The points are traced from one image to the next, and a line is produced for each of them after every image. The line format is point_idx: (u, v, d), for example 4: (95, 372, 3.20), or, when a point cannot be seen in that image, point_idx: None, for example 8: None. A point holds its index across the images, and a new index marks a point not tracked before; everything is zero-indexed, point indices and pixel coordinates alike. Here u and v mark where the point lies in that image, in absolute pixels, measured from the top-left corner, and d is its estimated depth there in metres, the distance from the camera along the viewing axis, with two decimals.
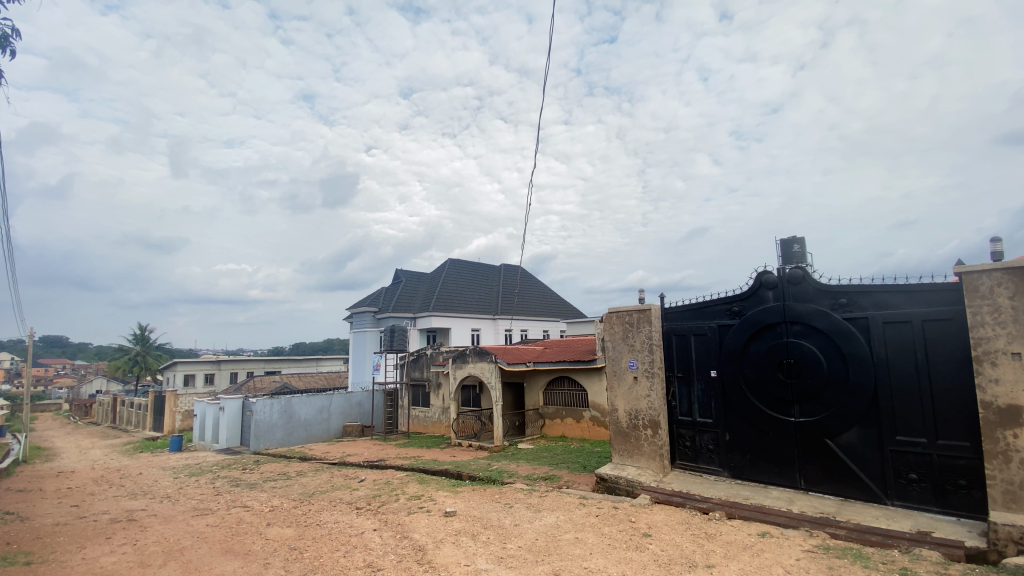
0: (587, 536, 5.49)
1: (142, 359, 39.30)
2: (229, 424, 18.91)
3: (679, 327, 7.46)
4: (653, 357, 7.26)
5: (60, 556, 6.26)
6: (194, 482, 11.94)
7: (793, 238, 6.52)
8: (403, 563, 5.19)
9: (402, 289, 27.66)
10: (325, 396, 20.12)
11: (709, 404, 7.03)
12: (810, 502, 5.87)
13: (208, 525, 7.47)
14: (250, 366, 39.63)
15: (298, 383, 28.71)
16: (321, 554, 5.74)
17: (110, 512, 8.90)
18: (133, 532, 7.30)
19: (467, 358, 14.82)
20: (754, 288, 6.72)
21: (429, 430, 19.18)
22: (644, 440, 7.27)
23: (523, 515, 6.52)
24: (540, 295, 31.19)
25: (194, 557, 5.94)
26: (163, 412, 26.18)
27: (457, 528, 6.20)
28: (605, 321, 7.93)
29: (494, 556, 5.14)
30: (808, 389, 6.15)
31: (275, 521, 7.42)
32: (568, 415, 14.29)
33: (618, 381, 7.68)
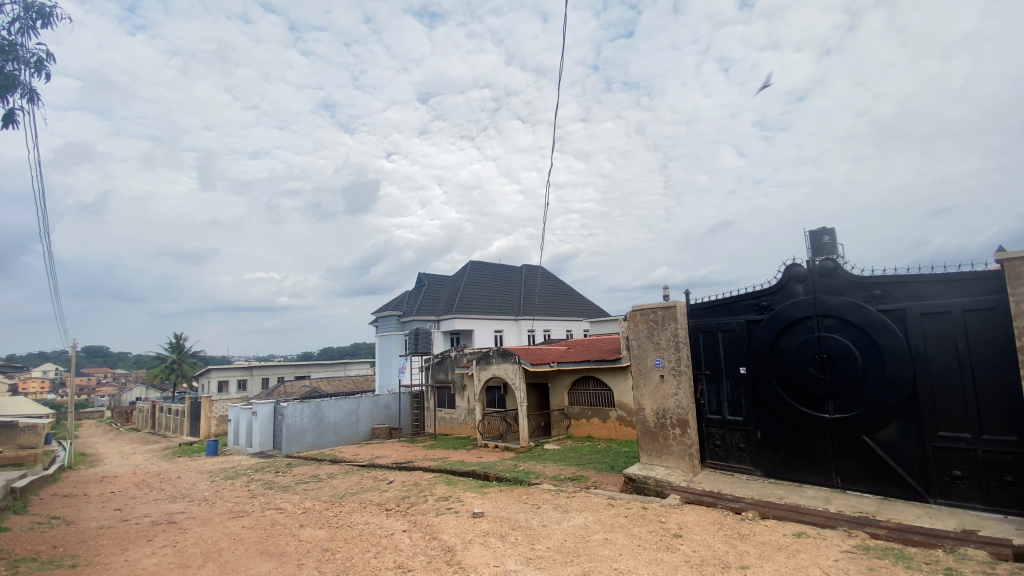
0: (617, 537, 5.43)
1: (178, 367, 40.68)
2: (262, 428, 19.40)
3: (705, 323, 7.31)
4: (679, 355, 7.16)
5: (104, 558, 6.52)
6: (230, 485, 12.29)
7: (823, 229, 6.33)
8: (433, 564, 5.23)
9: (424, 292, 27.92)
10: (353, 399, 20.47)
11: (739, 401, 6.87)
12: (848, 501, 5.68)
13: (243, 527, 7.67)
14: (281, 371, 40.72)
15: (327, 387, 29.29)
16: (353, 555, 5.83)
17: (151, 515, 9.24)
18: (173, 534, 7.56)
19: (490, 359, 14.85)
20: (783, 282, 6.55)
21: (455, 431, 19.31)
22: (673, 439, 7.18)
23: (551, 516, 6.49)
24: (562, 294, 31.08)
25: (231, 558, 6.11)
26: (199, 418, 27.06)
27: (485, 529, 6.21)
28: (629, 319, 7.86)
29: (523, 557, 5.14)
30: (842, 384, 5.95)
31: (307, 523, 7.57)
32: (594, 415, 14.19)
33: (644, 380, 7.60)
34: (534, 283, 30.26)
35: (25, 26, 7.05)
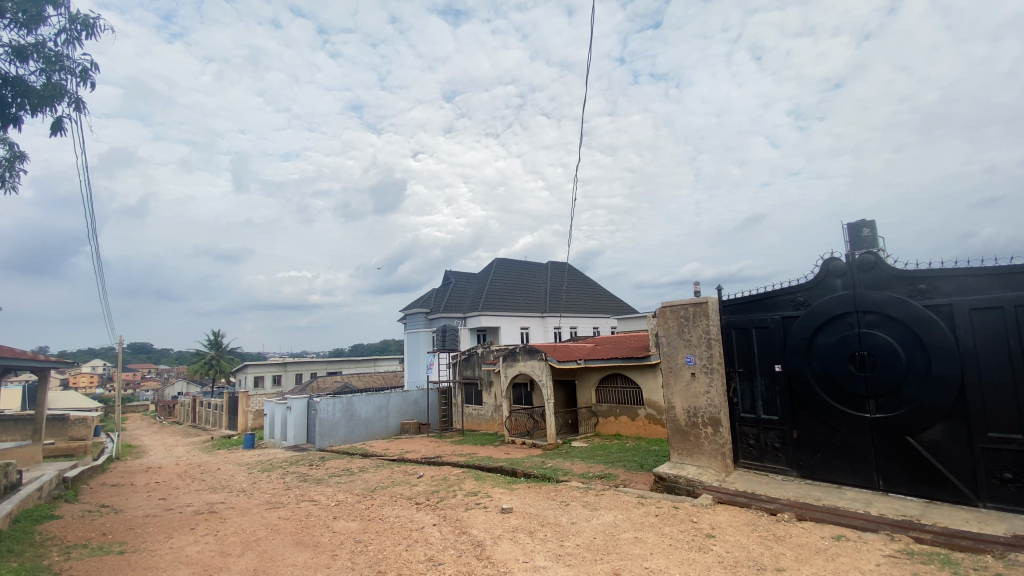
0: (647, 536, 5.37)
1: (217, 363, 42.22)
2: (296, 422, 19.97)
3: (739, 319, 7.12)
4: (712, 352, 7.02)
5: (150, 545, 6.83)
6: (266, 477, 12.72)
7: (862, 222, 6.05)
8: (463, 558, 5.28)
9: (451, 289, 28.14)
10: (383, 395, 20.83)
11: (774, 400, 6.68)
12: (890, 503, 5.46)
13: (280, 518, 7.91)
14: (313, 367, 41.82)
15: (357, 382, 29.95)
16: (384, 547, 5.94)
17: (193, 505, 9.63)
18: (214, 523, 7.86)
19: (517, 356, 14.86)
20: (821, 276, 6.33)
21: (482, 427, 19.43)
22: (705, 438, 7.05)
23: (580, 513, 6.46)
24: (588, 291, 30.82)
25: (269, 548, 6.32)
26: (236, 412, 28.06)
27: (515, 525, 6.22)
28: (659, 316, 7.75)
29: (552, 554, 5.13)
30: (884, 383, 5.71)
31: (341, 515, 7.76)
32: (622, 413, 14.07)
33: (675, 378, 7.48)
34: (560, 279, 30.12)
35: (69, 37, 7.48)
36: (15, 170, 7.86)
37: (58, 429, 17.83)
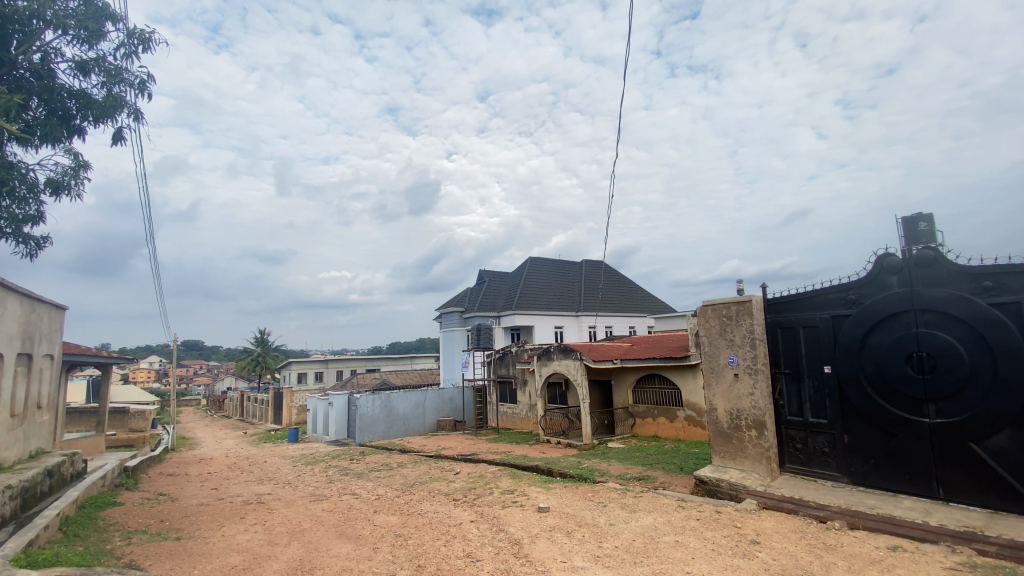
0: (688, 540, 5.25)
1: (263, 360, 43.95)
2: (337, 417, 20.60)
3: (785, 319, 6.85)
4: (756, 353, 6.80)
5: (204, 533, 7.18)
6: (310, 470, 13.17)
7: (919, 215, 5.71)
8: (500, 555, 5.31)
9: (485, 289, 28.28)
10: (420, 392, 21.18)
11: (823, 403, 6.40)
12: (951, 514, 5.14)
13: (323, 510, 8.18)
14: (353, 364, 42.98)
15: (395, 380, 30.61)
16: (424, 542, 6.03)
17: (243, 495, 10.08)
18: (262, 513, 8.21)
19: (552, 355, 14.80)
20: (874, 273, 6.02)
21: (517, 426, 19.45)
22: (749, 441, 6.83)
23: (618, 515, 6.38)
24: (624, 290, 30.36)
25: (314, 539, 6.54)
26: (281, 407, 29.19)
27: (552, 525, 6.20)
28: (700, 316, 7.57)
29: (591, 555, 5.09)
30: (945, 386, 5.37)
31: (381, 509, 7.94)
32: (660, 415, 13.82)
33: (716, 379, 7.29)
34: (595, 278, 29.81)
35: (128, 51, 8.11)
36: (79, 178, 8.46)
37: (119, 421, 19.03)
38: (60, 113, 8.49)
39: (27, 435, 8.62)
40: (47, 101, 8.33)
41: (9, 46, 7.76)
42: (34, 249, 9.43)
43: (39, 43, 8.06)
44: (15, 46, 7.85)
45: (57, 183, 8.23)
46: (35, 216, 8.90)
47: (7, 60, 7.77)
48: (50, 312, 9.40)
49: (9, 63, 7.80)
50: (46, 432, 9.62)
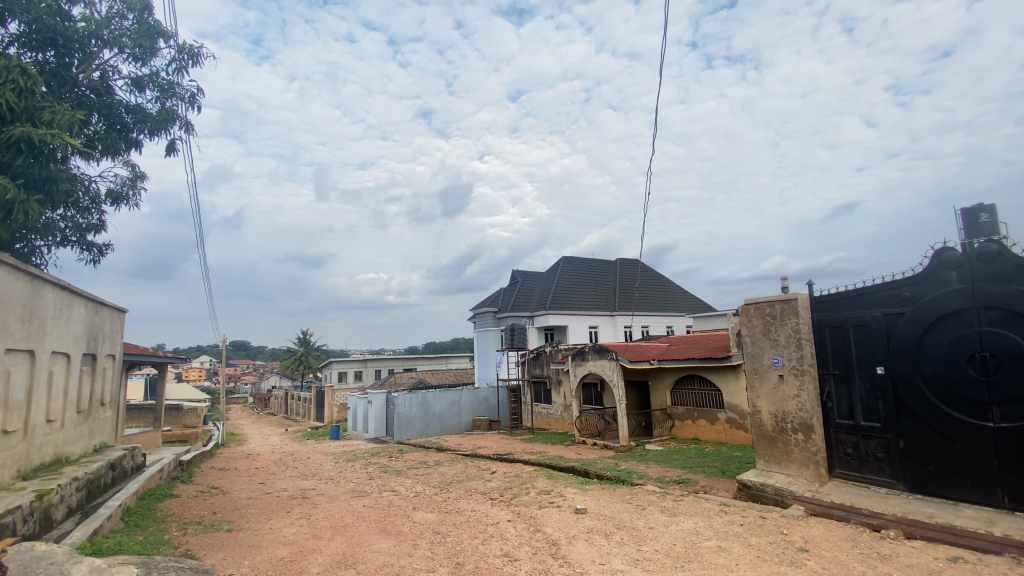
0: (732, 545, 5.11)
1: (306, 359, 45.51)
2: (376, 416, 21.11)
3: (834, 318, 6.56)
4: (802, 353, 6.55)
5: (253, 525, 7.50)
6: (351, 467, 13.57)
7: (979, 206, 5.36)
8: (538, 555, 5.30)
9: (518, 288, 28.29)
10: (455, 392, 21.43)
11: (876, 406, 6.09)
12: (1018, 523, 4.79)
13: (365, 506, 8.39)
14: (391, 364, 43.94)
15: (431, 379, 31.07)
16: (462, 539, 6.11)
17: (289, 490, 10.48)
18: (307, 508, 8.50)
19: (587, 355, 14.67)
20: (931, 269, 5.68)
21: (552, 426, 19.37)
22: (795, 445, 6.57)
23: (658, 518, 6.27)
24: (661, 289, 29.75)
25: (356, 534, 6.72)
26: (323, 405, 30.13)
27: (589, 527, 6.15)
28: (742, 315, 7.36)
29: (630, 558, 5.02)
30: (1011, 388, 5.01)
31: (420, 506, 8.09)
32: (700, 416, 13.49)
33: (760, 380, 7.06)
34: (630, 276, 29.33)
35: (179, 66, 8.58)
36: (136, 189, 9.00)
37: (174, 417, 20.11)
38: (118, 127, 9.07)
39: (92, 430, 9.22)
40: (106, 117, 8.90)
41: (71, 66, 8.33)
42: (97, 256, 10.09)
43: (98, 62, 8.63)
44: (76, 64, 8.41)
45: (117, 194, 8.78)
46: (97, 225, 9.53)
47: (70, 79, 8.35)
48: (112, 314, 10.02)
49: (71, 81, 8.39)
50: (108, 427, 10.26)
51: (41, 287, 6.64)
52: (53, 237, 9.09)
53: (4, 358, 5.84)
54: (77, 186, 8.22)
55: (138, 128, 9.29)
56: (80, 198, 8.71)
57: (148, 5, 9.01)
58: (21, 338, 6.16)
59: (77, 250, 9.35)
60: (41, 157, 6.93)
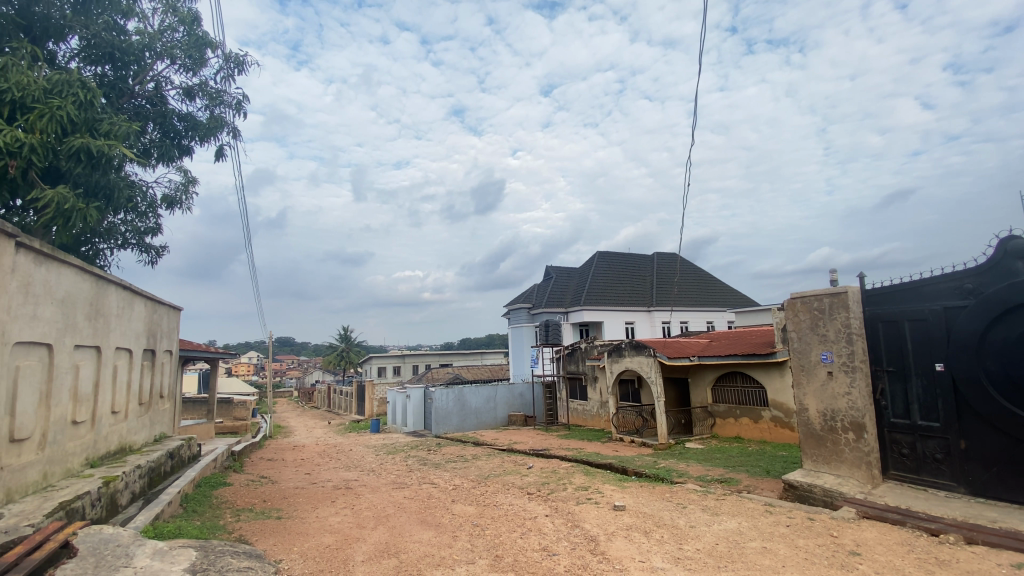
0: (778, 547, 4.95)
1: (347, 354, 46.92)
2: (414, 410, 21.57)
3: (888, 311, 6.23)
4: (853, 349, 6.27)
5: (300, 513, 7.83)
6: (391, 459, 13.93)
7: None
8: (577, 551, 5.30)
9: (553, 284, 28.19)
10: (491, 387, 21.61)
11: (934, 404, 5.76)
12: None
13: (405, 497, 8.62)
14: (428, 359, 44.83)
15: (467, 374, 31.46)
16: (500, 533, 6.18)
17: (333, 480, 10.89)
18: (350, 498, 8.80)
19: (623, 351, 14.50)
20: (995, 259, 5.32)
21: (588, 423, 19.26)
22: (846, 444, 6.31)
23: (699, 517, 6.15)
24: (700, 283, 29.02)
25: (397, 524, 6.91)
26: (364, 399, 31.03)
27: (628, 524, 6.10)
28: (787, 309, 7.11)
29: (671, 556, 4.96)
30: None
31: (459, 499, 8.23)
32: (742, 415, 13.12)
33: (807, 377, 6.81)
34: (668, 271, 28.74)
35: (226, 74, 8.97)
36: (189, 193, 9.50)
37: (225, 409, 21.17)
38: (172, 134, 9.60)
39: (153, 421, 9.84)
40: (161, 125, 9.42)
41: (128, 78, 8.86)
42: (155, 257, 10.71)
43: (152, 73, 9.13)
44: (133, 76, 8.94)
45: (172, 199, 9.29)
46: (154, 228, 10.12)
47: (127, 90, 8.87)
48: (169, 313, 10.63)
49: (128, 92, 8.91)
50: (167, 418, 10.90)
51: (105, 287, 7.12)
52: (115, 240, 9.71)
53: (74, 354, 6.29)
54: (136, 191, 8.73)
55: (190, 135, 9.80)
56: (139, 203, 9.28)
57: (197, 17, 9.45)
58: (89, 335, 6.63)
59: (137, 253, 9.97)
60: (102, 166, 7.37)
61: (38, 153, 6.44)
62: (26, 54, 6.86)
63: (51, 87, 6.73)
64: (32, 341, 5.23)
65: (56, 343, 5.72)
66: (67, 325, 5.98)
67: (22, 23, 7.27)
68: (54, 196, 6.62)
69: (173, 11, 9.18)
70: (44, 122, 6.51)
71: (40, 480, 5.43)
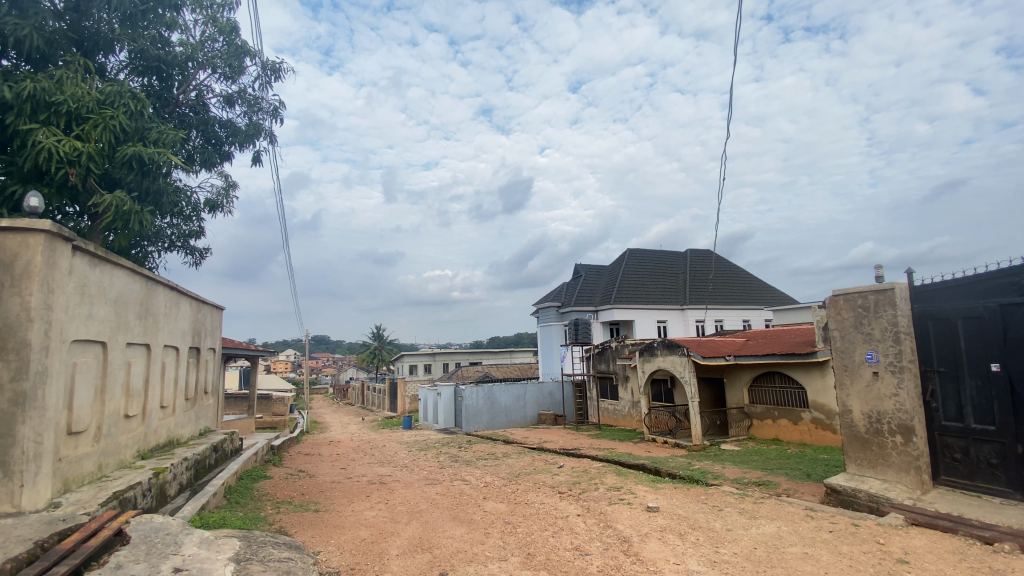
0: (820, 553, 4.78)
1: (379, 352, 47.87)
2: (445, 407, 21.82)
3: (940, 309, 5.91)
4: (900, 349, 5.99)
5: (337, 507, 8.04)
6: (424, 456, 14.14)
7: None
8: (610, 552, 5.26)
9: (583, 282, 27.97)
10: (521, 386, 21.64)
11: (990, 407, 5.43)
12: None
13: (438, 493, 8.74)
14: (458, 357, 45.25)
15: (497, 372, 31.62)
16: (532, 531, 6.18)
17: (367, 475, 11.14)
18: (384, 493, 9.00)
19: (655, 350, 14.28)
20: None
21: (620, 423, 19.05)
22: (892, 448, 6.03)
23: (736, 520, 6.00)
24: (736, 281, 28.24)
25: (430, 520, 7.01)
26: (396, 396, 31.61)
27: (662, 525, 6.01)
28: (829, 307, 6.86)
29: (707, 560, 4.86)
30: None
31: (490, 496, 8.29)
32: (780, 416, 12.71)
33: (851, 377, 6.55)
34: (702, 268, 28.09)
35: (264, 82, 9.28)
36: (230, 197, 9.88)
37: (265, 405, 21.93)
38: (213, 141, 10.02)
39: (198, 416, 10.29)
40: (203, 132, 9.85)
41: (172, 88, 9.29)
42: (198, 259, 11.19)
43: (194, 83, 9.55)
44: (177, 86, 9.37)
45: (214, 203, 9.68)
46: (197, 231, 10.56)
47: (171, 99, 9.30)
48: (212, 312, 11.08)
49: (172, 102, 9.33)
50: (211, 413, 11.37)
51: (154, 287, 7.47)
52: (163, 243, 10.18)
53: (125, 351, 6.64)
54: (182, 197, 9.13)
55: (230, 141, 10.20)
56: (184, 208, 9.72)
57: (236, 27, 9.81)
58: (139, 333, 6.98)
59: (182, 255, 10.42)
60: (152, 173, 7.76)
61: (94, 161, 6.82)
62: (79, 67, 7.22)
63: (104, 98, 7.08)
64: (88, 339, 5.54)
65: (110, 341, 6.05)
66: (119, 324, 6.31)
67: (73, 36, 7.61)
68: (113, 200, 6.94)
69: (214, 22, 9.56)
70: (98, 132, 6.88)
71: (95, 470, 5.76)
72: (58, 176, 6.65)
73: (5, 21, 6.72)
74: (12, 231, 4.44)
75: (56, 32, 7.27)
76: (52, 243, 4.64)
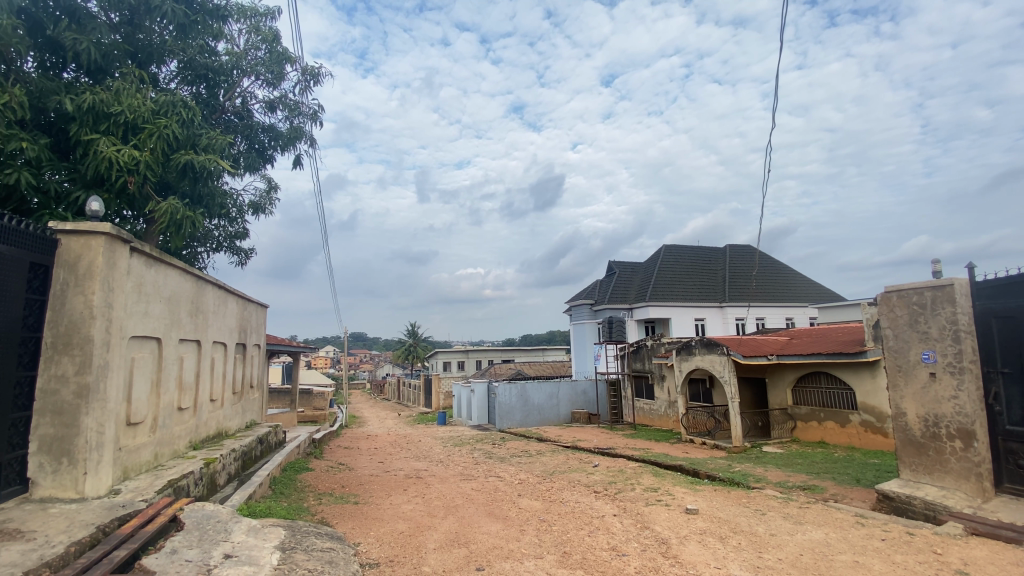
0: (872, 562, 4.56)
1: (414, 349, 48.68)
2: (478, 404, 21.99)
3: (1005, 307, 5.51)
4: (960, 348, 5.63)
5: (375, 500, 8.25)
6: (458, 451, 14.30)
7: None
8: (647, 553, 5.18)
9: (617, 279, 27.61)
10: (554, 384, 21.58)
11: None
12: None
13: (473, 489, 8.83)
14: (491, 354, 45.47)
15: (530, 370, 31.60)
16: (568, 529, 6.15)
17: (404, 470, 11.36)
18: (420, 487, 9.16)
19: (693, 349, 13.93)
20: None
21: (656, 423, 18.72)
22: (951, 454, 5.68)
23: (780, 525, 5.79)
24: (779, 278, 27.21)
25: (466, 515, 7.09)
26: (431, 392, 32.07)
27: (702, 528, 5.88)
28: (881, 305, 6.52)
29: (750, 565, 4.72)
30: None
31: (525, 493, 8.31)
32: (827, 418, 12.20)
33: (906, 378, 6.20)
34: (742, 265, 27.22)
35: (304, 87, 9.56)
36: (272, 199, 10.24)
37: (306, 399, 22.65)
38: (257, 146, 10.43)
39: (244, 409, 10.73)
40: (247, 138, 10.26)
41: (218, 95, 9.69)
42: (243, 259, 11.65)
43: (239, 90, 9.95)
44: (223, 93, 9.78)
45: (257, 205, 10.06)
46: (242, 232, 11.01)
47: (218, 106, 9.72)
48: (257, 309, 11.53)
49: (219, 108, 9.76)
50: (256, 407, 11.83)
51: (203, 286, 7.82)
52: (211, 244, 10.65)
53: (178, 347, 6.98)
54: (228, 199, 9.54)
55: (273, 146, 10.59)
56: (231, 210, 10.16)
57: (278, 35, 10.15)
58: (190, 330, 7.32)
59: (228, 254, 10.87)
60: (202, 178, 8.15)
61: (150, 169, 7.20)
62: (134, 78, 7.63)
63: (159, 108, 7.45)
64: (144, 335, 5.86)
65: (164, 337, 6.38)
66: (173, 320, 6.64)
67: (129, 49, 8.02)
68: (167, 208, 7.39)
69: (257, 31, 9.93)
70: (153, 140, 7.26)
71: (152, 460, 6.10)
72: (117, 182, 7.06)
73: (66, 36, 7.15)
74: (77, 233, 4.73)
75: (113, 45, 7.69)
76: (112, 245, 4.92)
